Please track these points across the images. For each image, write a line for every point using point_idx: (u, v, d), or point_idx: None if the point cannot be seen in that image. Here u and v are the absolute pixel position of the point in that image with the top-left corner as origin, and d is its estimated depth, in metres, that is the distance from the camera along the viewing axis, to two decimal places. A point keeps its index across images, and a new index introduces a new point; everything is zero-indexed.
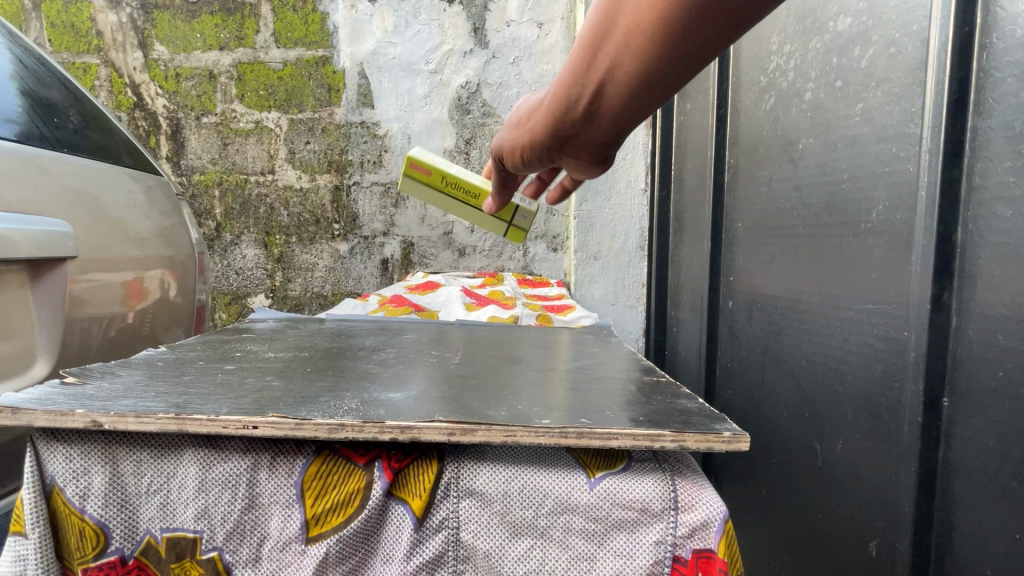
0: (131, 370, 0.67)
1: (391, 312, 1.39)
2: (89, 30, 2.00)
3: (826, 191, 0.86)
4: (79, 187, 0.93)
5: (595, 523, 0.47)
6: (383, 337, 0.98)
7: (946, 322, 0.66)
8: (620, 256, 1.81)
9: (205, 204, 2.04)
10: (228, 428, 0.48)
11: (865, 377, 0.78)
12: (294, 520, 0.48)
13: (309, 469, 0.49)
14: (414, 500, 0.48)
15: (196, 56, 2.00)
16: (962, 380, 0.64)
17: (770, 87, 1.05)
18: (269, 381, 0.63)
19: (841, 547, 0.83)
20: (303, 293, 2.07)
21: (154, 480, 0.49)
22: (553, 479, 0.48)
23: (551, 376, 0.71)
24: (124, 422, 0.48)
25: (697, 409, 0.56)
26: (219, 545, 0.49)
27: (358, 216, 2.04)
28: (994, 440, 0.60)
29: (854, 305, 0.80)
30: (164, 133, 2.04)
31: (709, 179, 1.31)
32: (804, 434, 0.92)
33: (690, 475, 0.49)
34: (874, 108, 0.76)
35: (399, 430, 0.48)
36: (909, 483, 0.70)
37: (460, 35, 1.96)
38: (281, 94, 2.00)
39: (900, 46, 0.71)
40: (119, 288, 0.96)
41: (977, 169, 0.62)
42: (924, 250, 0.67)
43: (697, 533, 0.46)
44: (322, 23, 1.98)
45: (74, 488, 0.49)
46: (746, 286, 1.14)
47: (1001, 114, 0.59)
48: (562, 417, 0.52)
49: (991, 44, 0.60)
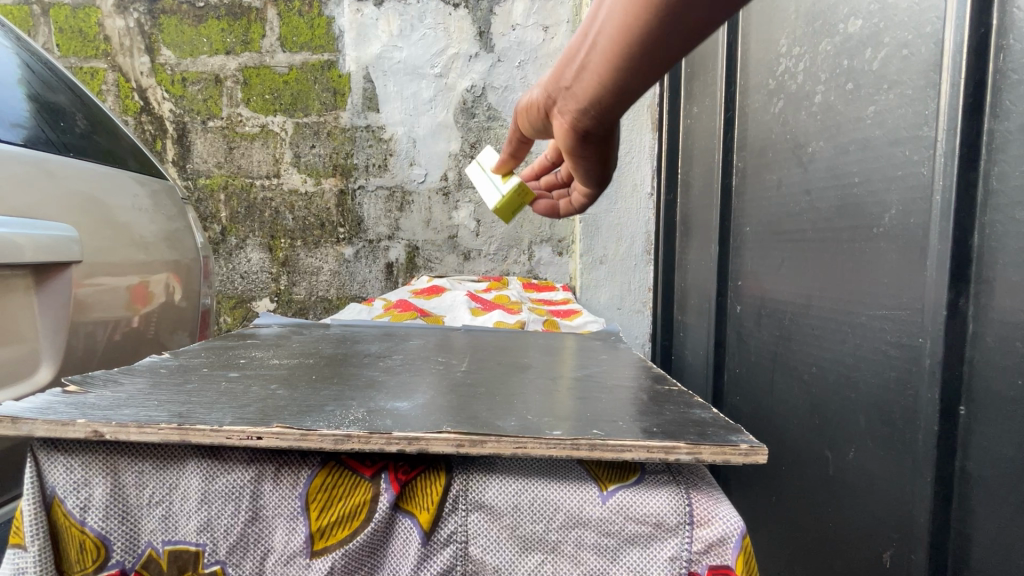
0: (133, 378, 0.66)
1: (397, 316, 1.38)
2: (97, 36, 2.00)
3: (837, 194, 0.85)
4: (86, 191, 0.93)
5: (607, 537, 0.46)
6: (389, 343, 0.97)
7: (963, 329, 0.64)
8: (627, 261, 1.82)
9: (211, 208, 2.04)
10: (231, 439, 0.47)
11: (879, 384, 0.76)
12: (299, 533, 0.47)
13: (314, 481, 0.48)
14: (421, 513, 0.47)
15: (202, 60, 2.01)
16: (979, 389, 0.62)
17: (778, 90, 1.04)
18: (273, 389, 0.62)
19: (855, 558, 0.81)
20: (307, 297, 2.07)
21: (156, 492, 0.49)
22: (564, 492, 0.46)
23: (559, 384, 0.70)
24: (125, 432, 0.47)
25: (712, 419, 0.55)
26: (221, 558, 0.48)
27: (362, 219, 2.03)
28: (1013, 450, 0.58)
29: (866, 311, 0.78)
30: (170, 137, 2.04)
31: (716, 183, 1.30)
32: (815, 441, 0.90)
33: (705, 488, 0.47)
34: (886, 111, 0.75)
35: (406, 441, 0.47)
36: (925, 493, 0.68)
37: (465, 38, 1.96)
38: (286, 98, 2.01)
39: (912, 49, 0.70)
40: (124, 292, 0.96)
41: (995, 172, 0.60)
42: (939, 255, 0.65)
43: (714, 548, 0.44)
44: (327, 27, 1.98)
45: (75, 499, 0.48)
46: (754, 290, 1.13)
47: (1018, 117, 0.57)
48: (572, 427, 0.51)
49: (1008, 45, 0.58)
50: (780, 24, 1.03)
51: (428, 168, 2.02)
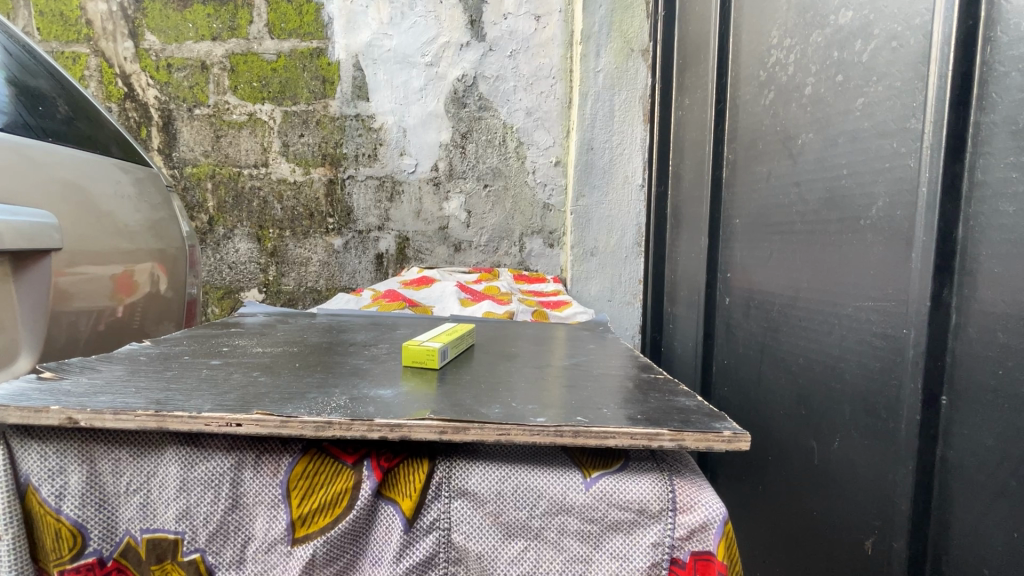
0: (112, 366, 0.65)
1: (385, 307, 1.36)
2: (78, 19, 1.96)
3: (826, 186, 0.85)
4: (67, 177, 0.91)
5: (590, 524, 0.46)
6: (376, 332, 0.96)
7: (945, 320, 0.65)
8: (617, 253, 1.81)
9: (198, 197, 2.01)
10: (210, 426, 0.46)
11: (864, 374, 0.77)
12: (280, 521, 0.47)
13: (295, 468, 0.48)
14: (404, 500, 0.46)
15: (188, 46, 1.97)
16: (961, 379, 0.63)
17: (769, 82, 1.03)
18: (256, 377, 0.62)
19: (838, 546, 0.82)
20: (296, 288, 2.05)
21: (134, 480, 0.48)
22: (548, 479, 0.46)
23: (547, 373, 0.70)
24: (101, 419, 0.46)
25: (696, 407, 0.55)
26: (200, 547, 0.47)
27: (352, 210, 2.02)
28: (993, 439, 0.59)
29: (852, 302, 0.79)
30: (155, 124, 2.00)
31: (707, 175, 1.30)
32: (801, 431, 0.91)
33: (689, 474, 0.48)
34: (875, 103, 0.75)
35: (389, 428, 0.46)
36: (906, 481, 0.69)
37: (457, 27, 1.94)
38: (274, 85, 1.98)
39: (902, 41, 0.70)
40: (108, 282, 0.94)
41: (979, 165, 0.60)
42: (924, 246, 0.66)
43: (696, 534, 0.44)
44: (316, 14, 1.95)
45: (49, 487, 0.47)
46: (743, 282, 1.13)
47: (1004, 109, 0.57)
48: (558, 415, 0.51)
49: (995, 37, 0.58)
50: (771, 16, 1.03)
51: (419, 158, 2.00)
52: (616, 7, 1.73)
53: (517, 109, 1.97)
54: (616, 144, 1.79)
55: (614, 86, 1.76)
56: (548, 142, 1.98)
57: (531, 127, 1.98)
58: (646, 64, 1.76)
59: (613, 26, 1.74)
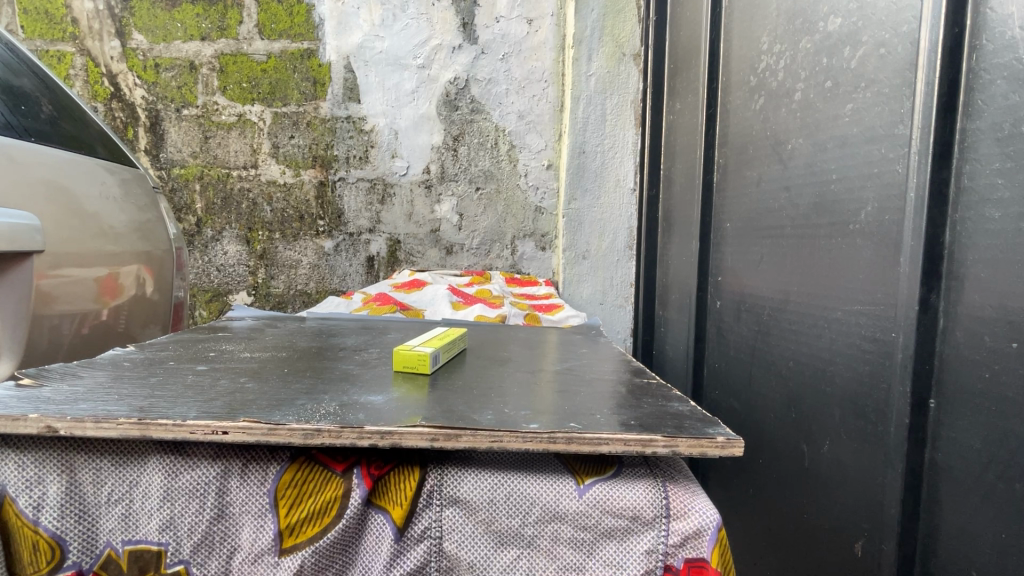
0: (94, 372, 0.63)
1: (376, 310, 1.36)
2: (64, 17, 1.92)
3: (815, 191, 0.86)
4: (51, 179, 0.90)
5: (584, 531, 0.45)
6: (366, 336, 0.95)
7: (934, 323, 0.65)
8: (609, 256, 1.81)
9: (185, 199, 1.99)
10: (194, 434, 0.45)
11: (853, 377, 0.77)
12: (267, 530, 0.46)
13: (284, 476, 0.47)
14: (395, 509, 0.46)
15: (176, 46, 1.95)
16: (949, 383, 0.63)
17: (759, 87, 1.04)
18: (243, 383, 0.61)
19: (829, 549, 0.82)
20: (286, 291, 2.03)
21: (115, 490, 0.47)
22: (540, 486, 0.46)
23: (539, 377, 0.69)
24: (81, 427, 0.45)
25: (689, 412, 0.54)
26: (185, 558, 0.46)
27: (343, 212, 2.00)
28: (980, 442, 0.59)
29: (842, 306, 0.79)
30: (142, 124, 1.98)
31: (697, 180, 1.30)
32: (792, 434, 0.91)
33: (681, 481, 0.47)
34: (863, 109, 0.75)
35: (378, 436, 0.46)
36: (896, 483, 0.69)
37: (448, 30, 1.93)
38: (265, 87, 1.96)
39: (890, 47, 0.70)
40: (93, 284, 0.93)
41: (965, 171, 0.61)
42: (913, 251, 0.66)
43: (690, 541, 0.44)
44: (307, 15, 1.94)
45: (27, 498, 0.46)
46: (734, 285, 1.14)
47: (990, 116, 0.58)
48: (550, 421, 0.50)
49: (981, 45, 0.59)
50: (761, 21, 1.04)
51: (410, 160, 1.99)
52: (607, 11, 1.74)
53: (509, 112, 1.97)
54: (607, 148, 1.79)
55: (606, 90, 1.77)
56: (541, 145, 1.98)
57: (523, 130, 1.97)
58: (637, 68, 1.77)
59: (604, 30, 1.75)
